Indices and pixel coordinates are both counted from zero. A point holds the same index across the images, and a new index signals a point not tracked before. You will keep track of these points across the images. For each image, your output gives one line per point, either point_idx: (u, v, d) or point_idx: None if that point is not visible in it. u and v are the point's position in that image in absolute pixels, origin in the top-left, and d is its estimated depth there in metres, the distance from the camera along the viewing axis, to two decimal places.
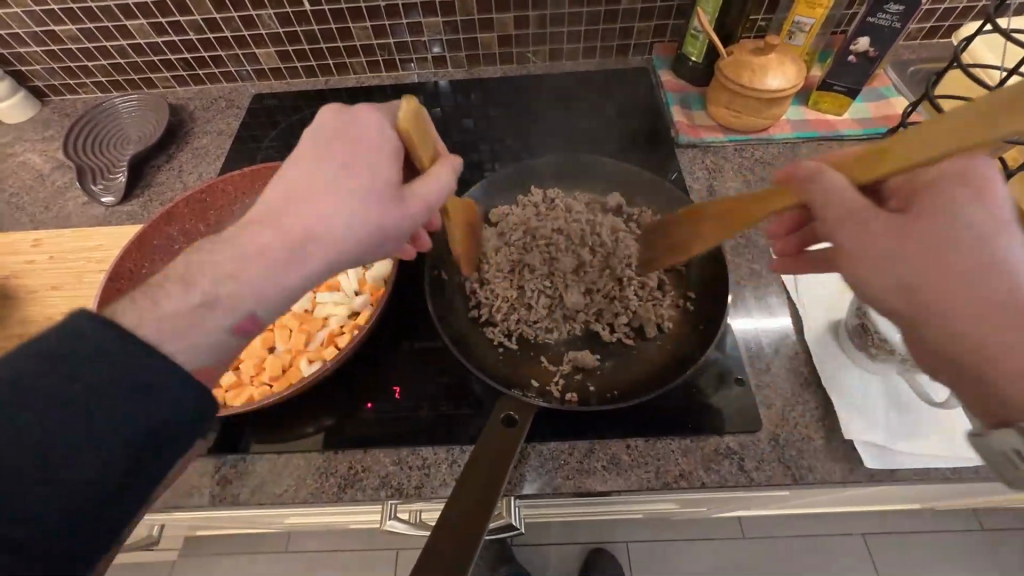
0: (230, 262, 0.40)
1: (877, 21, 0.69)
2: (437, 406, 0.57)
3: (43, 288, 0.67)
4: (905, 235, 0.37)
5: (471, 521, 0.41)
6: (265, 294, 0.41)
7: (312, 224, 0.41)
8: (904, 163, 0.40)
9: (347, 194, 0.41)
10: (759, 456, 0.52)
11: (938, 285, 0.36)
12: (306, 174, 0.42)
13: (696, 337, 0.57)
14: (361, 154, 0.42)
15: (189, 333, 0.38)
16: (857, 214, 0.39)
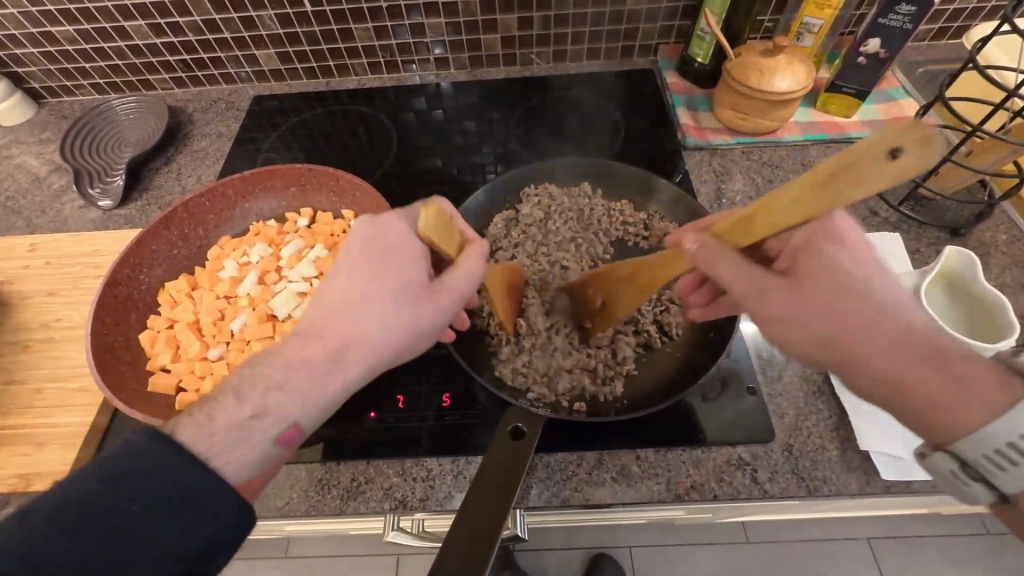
0: (262, 377, 0.40)
1: (888, 22, 0.68)
2: (442, 415, 0.55)
3: (38, 294, 0.66)
4: (795, 296, 0.39)
5: (481, 539, 0.39)
6: (310, 399, 0.40)
7: (349, 331, 0.41)
8: (771, 228, 0.40)
9: (381, 305, 0.41)
10: (772, 467, 0.51)
11: (853, 330, 0.36)
12: (343, 280, 0.42)
13: (706, 346, 0.56)
14: (393, 267, 0.42)
15: (233, 449, 0.37)
16: (766, 284, 0.40)
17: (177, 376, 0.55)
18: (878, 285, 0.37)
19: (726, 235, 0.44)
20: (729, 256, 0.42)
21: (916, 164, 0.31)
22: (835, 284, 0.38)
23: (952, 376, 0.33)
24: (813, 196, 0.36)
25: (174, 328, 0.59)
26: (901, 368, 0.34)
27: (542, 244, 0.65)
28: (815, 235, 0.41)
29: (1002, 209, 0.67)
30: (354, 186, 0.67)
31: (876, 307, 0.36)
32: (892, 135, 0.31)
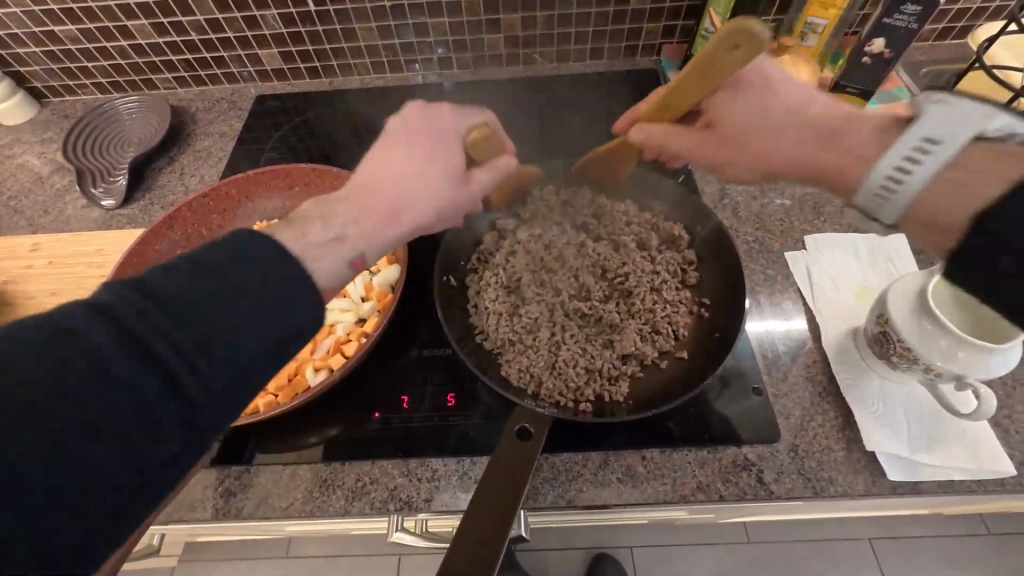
0: (334, 213, 0.43)
1: (893, 21, 0.67)
2: (446, 415, 0.55)
3: (42, 293, 0.66)
4: (722, 145, 0.49)
5: (488, 542, 0.39)
6: (375, 237, 0.44)
7: (400, 187, 0.45)
8: (683, 109, 0.52)
9: (428, 164, 0.46)
10: (778, 468, 0.51)
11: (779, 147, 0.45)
12: (401, 133, 0.47)
13: (711, 346, 0.56)
14: (445, 141, 0.48)
15: (318, 259, 0.40)
16: (704, 141, 0.50)
17: None
18: (779, 89, 0.46)
19: (652, 117, 0.54)
20: (669, 135, 0.52)
21: (756, 44, 0.43)
22: (745, 99, 0.47)
23: (837, 147, 0.42)
24: (700, 83, 0.48)
25: None
26: (809, 154, 0.44)
27: (546, 244, 0.64)
28: (722, 89, 0.47)
29: None
30: None
31: (781, 102, 0.45)
32: (737, 33, 0.42)
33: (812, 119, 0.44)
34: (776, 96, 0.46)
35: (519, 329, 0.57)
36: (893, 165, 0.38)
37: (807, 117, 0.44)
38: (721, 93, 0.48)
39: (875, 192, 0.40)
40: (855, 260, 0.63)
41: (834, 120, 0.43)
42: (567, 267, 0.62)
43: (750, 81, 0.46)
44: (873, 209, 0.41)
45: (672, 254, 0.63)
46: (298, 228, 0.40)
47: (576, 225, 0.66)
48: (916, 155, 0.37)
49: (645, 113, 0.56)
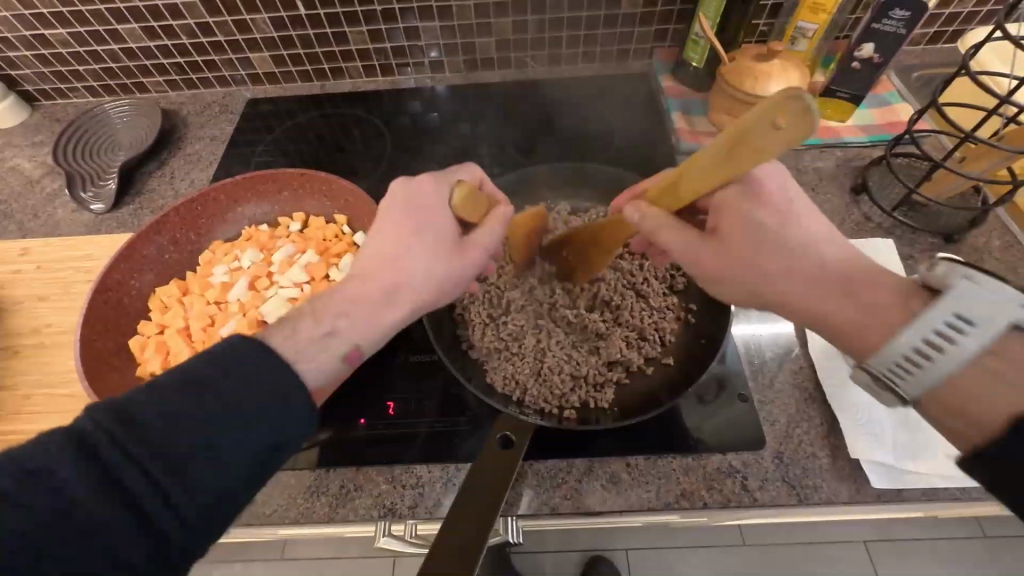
0: (329, 305, 0.43)
1: (882, 27, 0.67)
2: (432, 422, 0.55)
3: (29, 299, 0.66)
4: (720, 252, 0.46)
5: (464, 554, 0.39)
6: (368, 330, 0.43)
7: (393, 273, 0.44)
8: (695, 193, 0.44)
9: (410, 248, 0.45)
10: (763, 475, 0.51)
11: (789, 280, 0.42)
12: (389, 222, 0.46)
13: (698, 353, 0.56)
14: (428, 218, 0.46)
15: (314, 356, 0.40)
16: (695, 247, 0.47)
17: None
18: (795, 223, 0.43)
19: (660, 200, 0.48)
20: (668, 223, 0.47)
21: (802, 127, 0.34)
22: (755, 223, 0.44)
23: (858, 296, 0.39)
24: (729, 162, 0.40)
25: (165, 334, 0.59)
26: (833, 304, 0.40)
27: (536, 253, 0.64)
28: (735, 196, 0.45)
29: (995, 215, 0.67)
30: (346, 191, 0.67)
31: (793, 239, 0.43)
32: (779, 109, 0.34)
33: (827, 268, 0.41)
34: (793, 230, 0.43)
35: (504, 335, 0.58)
36: (910, 348, 0.35)
37: (822, 265, 0.41)
38: (730, 205, 0.45)
39: (891, 366, 0.36)
40: None
41: (848, 271, 0.41)
42: (553, 273, 0.63)
43: (769, 203, 0.44)
44: (889, 380, 0.37)
45: (661, 259, 0.63)
46: (294, 322, 0.42)
47: (565, 231, 0.66)
48: (935, 348, 0.34)
49: (652, 191, 0.49)
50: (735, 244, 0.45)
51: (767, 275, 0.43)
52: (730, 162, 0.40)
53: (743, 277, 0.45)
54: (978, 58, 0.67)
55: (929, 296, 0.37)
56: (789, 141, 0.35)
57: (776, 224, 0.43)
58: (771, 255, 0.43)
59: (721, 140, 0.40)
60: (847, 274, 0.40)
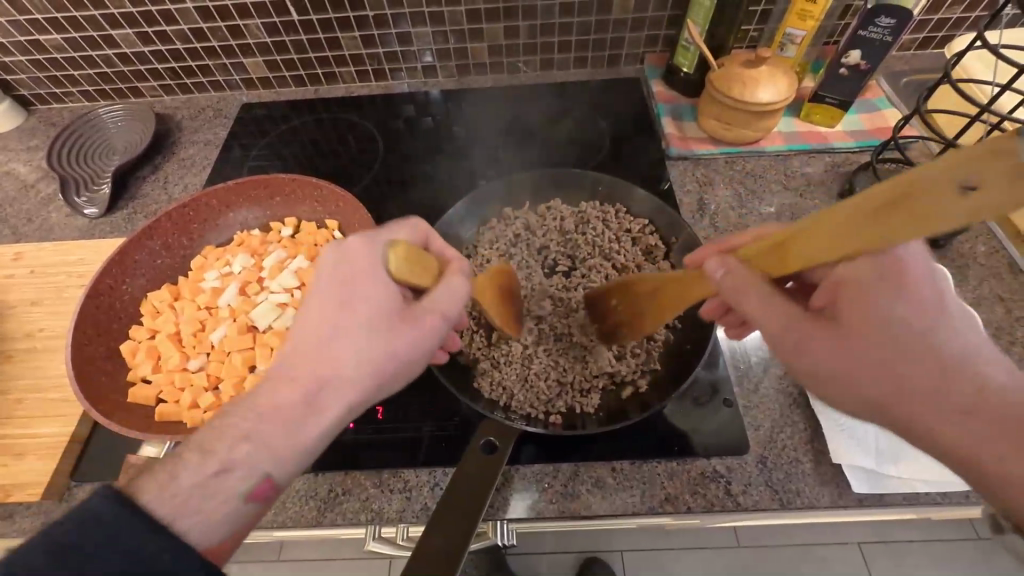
0: (230, 428, 0.40)
1: (868, 34, 0.68)
2: (419, 426, 0.56)
3: (22, 303, 0.66)
4: (835, 342, 0.38)
5: (446, 556, 0.39)
6: (283, 451, 0.40)
7: (317, 364, 0.41)
8: (822, 258, 0.35)
9: (338, 334, 0.42)
10: (746, 480, 0.51)
11: (906, 403, 0.34)
12: (316, 304, 0.43)
13: (684, 357, 0.56)
14: (360, 296, 0.43)
15: (195, 511, 0.37)
16: (799, 331, 0.39)
17: (157, 387, 0.56)
18: (940, 329, 0.35)
19: (760, 262, 0.41)
20: (757, 290, 0.40)
21: (1012, 195, 0.24)
22: (887, 315, 0.36)
23: (1017, 437, 0.31)
24: (880, 227, 0.31)
25: (155, 339, 0.60)
26: (977, 436, 0.32)
27: (525, 259, 0.65)
28: (865, 275, 0.37)
29: (980, 220, 0.68)
30: (338, 196, 0.68)
31: (937, 349, 0.35)
32: (974, 166, 0.26)
33: (986, 396, 0.33)
34: (939, 339, 0.35)
35: (493, 340, 0.58)
36: None
37: (981, 387, 0.33)
38: (856, 304, 0.37)
39: None
40: None
41: (1017, 411, 0.32)
42: (541, 279, 0.63)
43: (908, 293, 0.36)
44: None
45: (648, 264, 0.64)
46: (175, 465, 0.39)
47: (553, 237, 0.67)
48: None
49: (751, 249, 0.42)
50: (849, 339, 0.37)
51: (872, 382, 0.36)
52: (876, 225, 0.31)
53: (854, 380, 0.36)
54: (960, 64, 0.68)
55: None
56: (971, 218, 0.26)
57: (920, 323, 0.36)
58: (888, 362, 0.35)
59: (875, 195, 0.31)
60: (1011, 403, 0.32)
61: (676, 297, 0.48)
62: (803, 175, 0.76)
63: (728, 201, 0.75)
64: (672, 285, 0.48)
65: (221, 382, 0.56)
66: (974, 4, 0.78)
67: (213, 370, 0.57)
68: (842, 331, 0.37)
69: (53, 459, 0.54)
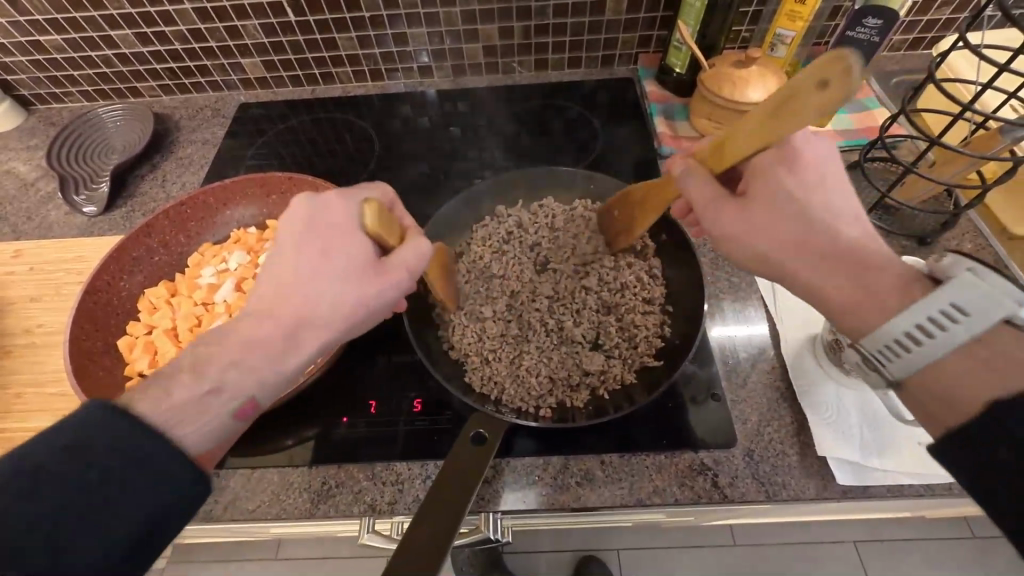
0: (217, 359, 0.43)
1: (856, 34, 0.69)
2: (412, 421, 0.56)
3: (21, 300, 0.67)
4: (744, 211, 0.44)
5: (435, 546, 0.40)
6: (267, 380, 0.44)
7: (292, 295, 0.44)
8: (739, 155, 0.44)
9: (315, 267, 0.44)
10: (733, 473, 0.52)
11: (788, 248, 0.41)
12: (291, 242, 0.45)
13: (672, 352, 0.57)
14: (335, 243, 0.45)
15: (192, 422, 0.40)
16: (719, 203, 0.45)
17: None
18: (823, 195, 0.42)
19: (705, 159, 0.49)
20: (700, 177, 0.47)
21: (840, 92, 0.34)
22: (784, 188, 0.42)
23: (856, 273, 0.38)
24: (769, 122, 0.40)
25: (152, 334, 0.60)
26: (827, 276, 0.40)
27: (517, 257, 0.66)
28: (768, 163, 0.43)
29: (967, 217, 0.68)
30: (334, 195, 0.69)
31: (817, 208, 0.41)
32: (823, 70, 0.35)
33: (842, 243, 0.40)
34: (821, 203, 0.41)
35: (483, 335, 0.59)
36: (904, 332, 0.35)
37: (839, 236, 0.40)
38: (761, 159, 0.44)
39: (885, 349, 0.36)
40: None
41: (866, 259, 0.39)
42: (532, 275, 0.64)
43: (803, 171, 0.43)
44: (877, 360, 0.37)
45: (637, 261, 0.64)
46: (170, 383, 0.41)
47: (544, 234, 0.68)
48: (938, 325, 0.33)
49: (700, 153, 0.50)
50: (758, 207, 0.43)
51: (768, 239, 0.42)
52: (771, 126, 0.40)
53: (757, 239, 0.43)
54: (947, 63, 0.69)
55: (929, 284, 0.37)
56: (823, 107, 0.35)
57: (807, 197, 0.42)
58: (785, 219, 0.42)
59: (770, 103, 0.40)
60: (866, 249, 0.39)
61: (658, 199, 0.55)
62: None
63: None
64: (654, 190, 0.55)
65: None
66: (962, 6, 0.79)
67: None
68: (755, 204, 0.43)
69: None
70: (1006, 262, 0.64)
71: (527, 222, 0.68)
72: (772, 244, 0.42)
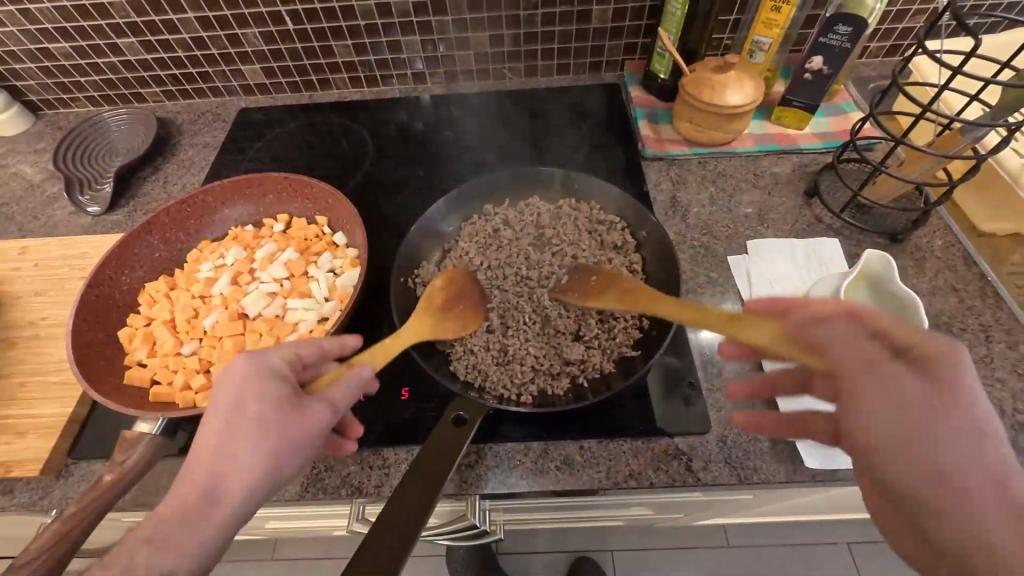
0: (124, 539, 0.36)
1: (828, 41, 0.72)
2: (398, 408, 0.59)
3: (27, 294, 0.70)
4: (879, 381, 0.37)
5: (408, 526, 0.42)
6: (176, 556, 0.36)
7: (210, 476, 0.38)
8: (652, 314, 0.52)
9: (235, 438, 0.39)
10: (706, 457, 0.54)
11: (913, 459, 0.35)
12: (227, 392, 0.41)
13: (650, 342, 0.59)
14: (249, 391, 0.41)
15: None
16: (871, 365, 0.37)
17: (151, 370, 0.59)
18: (963, 418, 0.34)
19: (740, 318, 0.46)
20: (857, 332, 0.39)
21: (798, 350, 0.42)
22: (903, 393, 0.36)
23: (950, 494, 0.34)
24: (699, 314, 0.48)
25: (151, 326, 0.63)
26: (984, 516, 0.33)
27: (503, 251, 0.68)
28: (934, 353, 0.36)
29: (937, 215, 0.71)
30: (327, 194, 0.72)
31: (961, 435, 0.34)
32: (784, 345, 0.43)
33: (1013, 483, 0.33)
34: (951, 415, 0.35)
35: (469, 326, 0.62)
36: None
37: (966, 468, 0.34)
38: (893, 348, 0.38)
39: None
40: (791, 265, 0.67)
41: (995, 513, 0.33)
42: (519, 270, 0.66)
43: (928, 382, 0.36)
44: None
45: (617, 259, 0.67)
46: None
47: (530, 231, 0.70)
48: None
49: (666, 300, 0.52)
50: (915, 408, 0.35)
51: (916, 446, 0.35)
52: (702, 316, 0.48)
53: (885, 416, 0.36)
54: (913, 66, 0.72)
55: None
56: (779, 341, 0.43)
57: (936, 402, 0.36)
58: (941, 429, 0.34)
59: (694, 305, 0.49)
60: (1004, 487, 0.33)
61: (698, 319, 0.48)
62: (772, 174, 0.79)
63: (702, 198, 0.78)
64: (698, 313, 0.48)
65: (212, 365, 0.60)
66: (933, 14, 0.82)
67: (205, 354, 0.61)
68: (898, 384, 0.36)
69: (54, 438, 0.57)
70: (974, 256, 0.67)
71: (513, 219, 0.71)
72: (930, 470, 0.34)
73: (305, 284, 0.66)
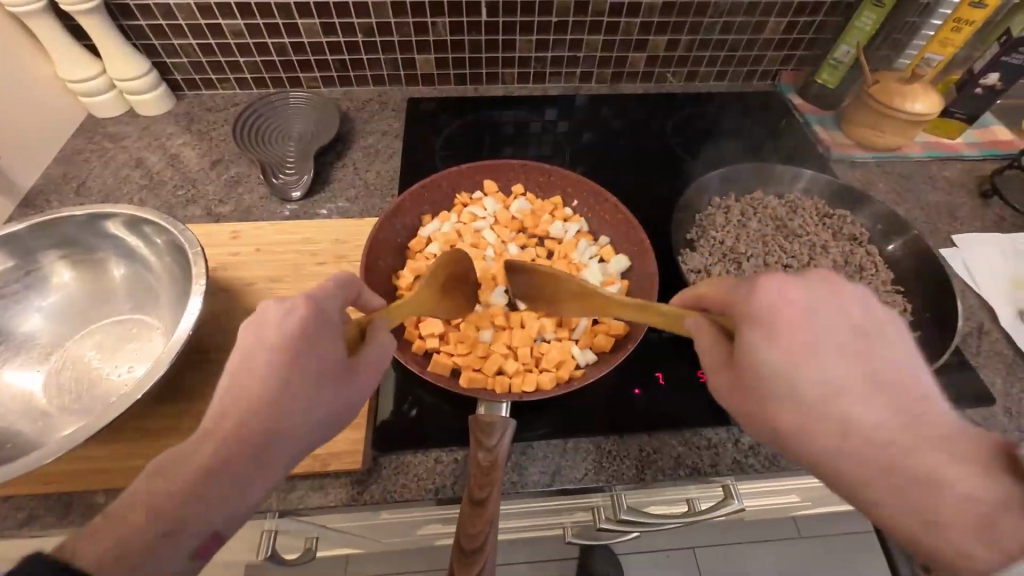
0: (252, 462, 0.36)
1: (1009, 59, 0.79)
2: (705, 389, 0.59)
3: (262, 279, 0.65)
4: (753, 350, 0.37)
5: None
6: (224, 507, 0.35)
7: (292, 421, 0.38)
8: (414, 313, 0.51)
9: (268, 389, 0.38)
10: (1001, 427, 0.59)
11: (816, 423, 0.34)
12: (313, 348, 0.40)
13: (929, 323, 0.63)
14: (320, 329, 0.41)
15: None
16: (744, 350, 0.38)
17: (453, 355, 0.56)
18: (806, 361, 0.35)
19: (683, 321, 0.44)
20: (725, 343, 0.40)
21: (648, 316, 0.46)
22: (813, 350, 0.35)
23: (930, 503, 0.30)
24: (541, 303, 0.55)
25: (431, 310, 0.60)
26: (860, 457, 0.33)
27: (752, 240, 0.71)
28: (772, 298, 0.37)
29: None
30: (565, 182, 0.73)
31: (826, 390, 0.34)
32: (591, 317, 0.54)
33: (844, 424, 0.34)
34: (856, 362, 0.35)
35: None
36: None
37: (878, 407, 0.33)
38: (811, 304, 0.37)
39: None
40: (1002, 255, 0.74)
41: (881, 433, 0.33)
42: (766, 252, 0.70)
43: (893, 342, 0.36)
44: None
45: (859, 248, 0.71)
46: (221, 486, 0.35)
47: (770, 222, 0.73)
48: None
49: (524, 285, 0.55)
50: (772, 352, 0.36)
51: (815, 420, 0.34)
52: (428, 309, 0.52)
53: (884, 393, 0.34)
54: None
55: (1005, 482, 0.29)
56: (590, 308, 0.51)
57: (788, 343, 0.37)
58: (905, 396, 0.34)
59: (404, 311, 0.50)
60: (872, 442, 0.32)
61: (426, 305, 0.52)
62: (945, 178, 0.87)
63: (889, 198, 0.84)
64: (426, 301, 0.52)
65: (515, 349, 0.58)
66: None
67: (505, 336, 0.59)
68: (763, 329, 0.37)
69: (361, 428, 0.53)
70: None
71: (746, 211, 0.74)
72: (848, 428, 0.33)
73: (573, 268, 0.66)
